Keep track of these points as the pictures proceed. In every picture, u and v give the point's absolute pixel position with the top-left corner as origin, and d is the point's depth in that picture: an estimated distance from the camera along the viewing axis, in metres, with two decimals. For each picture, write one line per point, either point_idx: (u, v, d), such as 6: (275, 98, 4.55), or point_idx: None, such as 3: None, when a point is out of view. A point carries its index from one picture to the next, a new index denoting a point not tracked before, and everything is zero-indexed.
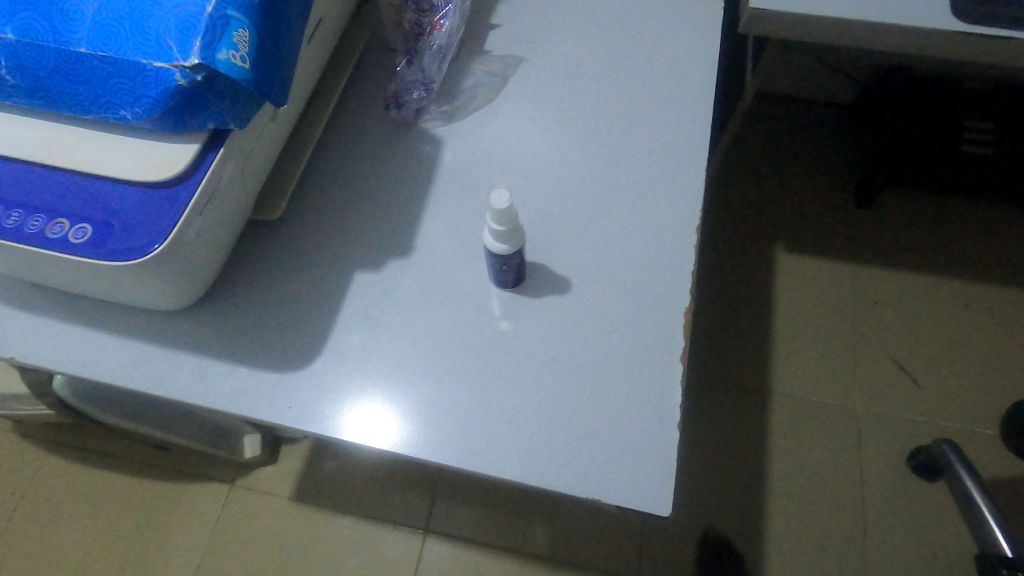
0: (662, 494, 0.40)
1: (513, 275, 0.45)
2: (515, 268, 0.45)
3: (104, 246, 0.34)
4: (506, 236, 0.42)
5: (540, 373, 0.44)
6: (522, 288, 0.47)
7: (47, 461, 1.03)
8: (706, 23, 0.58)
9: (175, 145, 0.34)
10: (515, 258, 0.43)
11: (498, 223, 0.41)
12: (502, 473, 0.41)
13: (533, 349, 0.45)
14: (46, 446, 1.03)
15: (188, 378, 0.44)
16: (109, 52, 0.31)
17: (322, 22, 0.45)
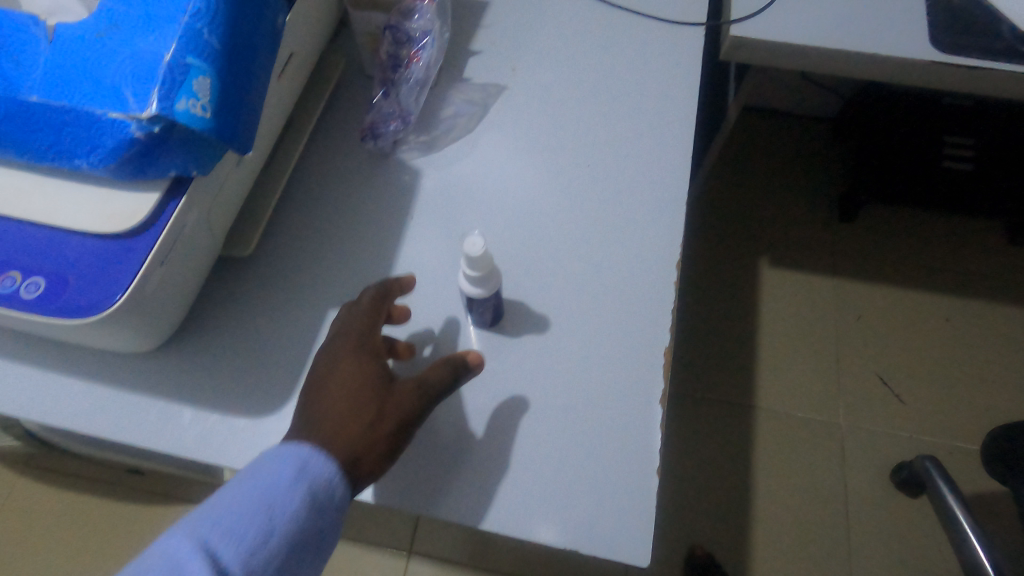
0: (641, 543, 0.39)
1: (491, 315, 0.44)
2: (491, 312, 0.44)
3: (57, 302, 0.32)
4: (481, 282, 0.41)
5: (516, 418, 0.43)
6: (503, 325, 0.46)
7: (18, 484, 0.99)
8: (686, 55, 0.58)
9: (134, 193, 0.33)
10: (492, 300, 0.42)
11: (474, 268, 0.40)
12: (478, 521, 0.40)
13: (508, 393, 0.44)
14: (20, 467, 1.01)
15: (155, 424, 0.43)
16: (63, 102, 0.30)
17: (294, 56, 0.44)
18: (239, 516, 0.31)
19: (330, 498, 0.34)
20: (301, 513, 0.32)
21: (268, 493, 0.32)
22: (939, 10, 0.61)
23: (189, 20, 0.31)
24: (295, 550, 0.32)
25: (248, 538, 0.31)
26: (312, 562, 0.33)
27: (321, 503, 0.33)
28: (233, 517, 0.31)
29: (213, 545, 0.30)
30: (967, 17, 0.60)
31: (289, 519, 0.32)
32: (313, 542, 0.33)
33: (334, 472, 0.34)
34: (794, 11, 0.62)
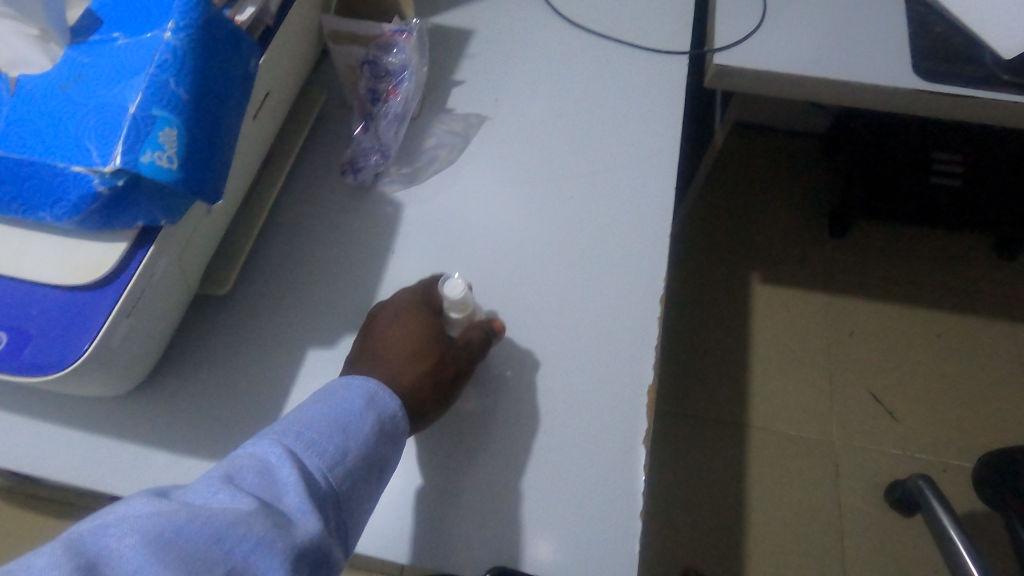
0: None
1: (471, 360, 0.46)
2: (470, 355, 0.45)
3: (21, 357, 0.31)
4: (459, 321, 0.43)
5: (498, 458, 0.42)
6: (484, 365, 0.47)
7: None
8: (669, 85, 0.58)
9: (101, 244, 0.32)
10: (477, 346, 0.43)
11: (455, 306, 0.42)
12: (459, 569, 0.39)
13: (488, 433, 0.43)
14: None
15: (126, 469, 0.41)
16: (24, 155, 0.29)
17: (270, 94, 0.44)
18: (323, 430, 0.33)
19: (396, 428, 0.36)
20: (373, 436, 0.34)
21: (345, 416, 0.34)
22: (921, 39, 0.61)
23: (154, 71, 0.30)
24: (367, 470, 0.33)
25: (329, 451, 0.32)
26: (378, 486, 0.34)
27: (387, 432, 0.35)
28: (315, 429, 0.32)
29: (296, 454, 0.31)
30: (949, 46, 0.61)
31: (364, 439, 0.34)
32: (381, 469, 0.34)
33: (399, 405, 0.36)
34: (776, 39, 0.62)
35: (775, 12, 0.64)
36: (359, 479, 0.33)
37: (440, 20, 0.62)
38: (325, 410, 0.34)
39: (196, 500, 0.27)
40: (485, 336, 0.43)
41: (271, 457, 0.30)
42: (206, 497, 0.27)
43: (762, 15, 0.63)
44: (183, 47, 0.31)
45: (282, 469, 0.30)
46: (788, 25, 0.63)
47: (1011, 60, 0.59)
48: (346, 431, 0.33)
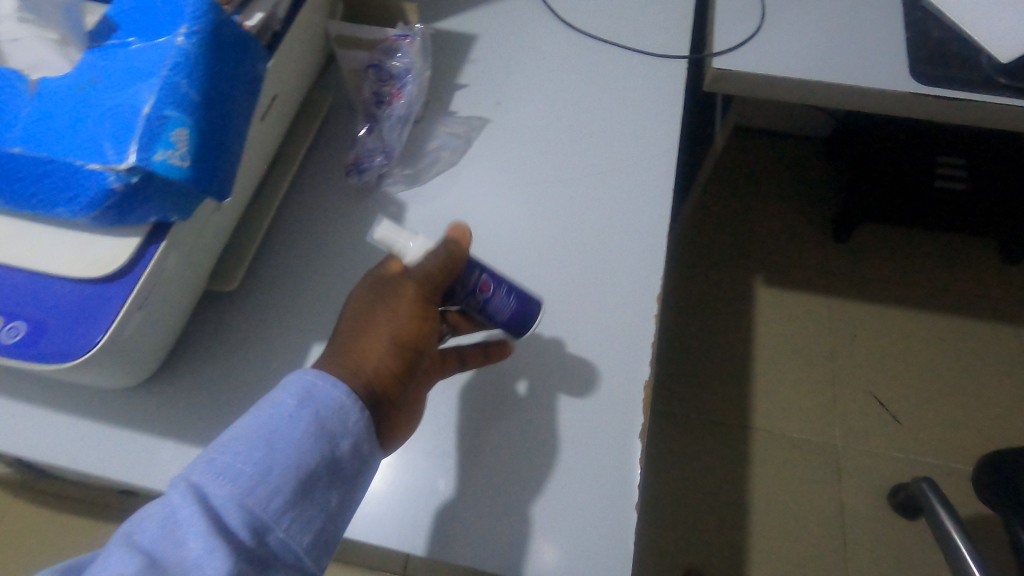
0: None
1: (504, 321, 0.41)
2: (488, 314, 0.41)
3: (37, 346, 0.33)
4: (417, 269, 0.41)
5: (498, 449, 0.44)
6: (535, 308, 0.42)
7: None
8: (668, 89, 0.59)
9: (114, 239, 0.34)
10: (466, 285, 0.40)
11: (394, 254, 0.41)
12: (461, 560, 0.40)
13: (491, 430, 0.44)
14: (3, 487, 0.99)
15: (137, 458, 0.43)
16: (43, 153, 0.31)
17: (277, 97, 0.45)
18: (242, 452, 0.30)
19: (343, 420, 0.33)
20: (305, 444, 0.32)
21: (271, 428, 0.31)
22: (918, 43, 0.62)
23: (167, 74, 0.32)
24: (305, 482, 0.31)
25: (250, 475, 0.30)
26: (325, 490, 0.32)
27: (330, 431, 0.33)
28: (233, 453, 0.30)
29: (215, 483, 0.29)
30: (946, 50, 0.61)
31: (294, 449, 0.31)
32: (327, 473, 0.32)
33: (338, 396, 0.33)
34: (775, 43, 0.63)
35: (774, 17, 0.65)
36: (298, 492, 0.31)
37: (444, 25, 0.64)
38: (251, 425, 0.32)
39: (102, 566, 0.26)
40: (449, 249, 0.39)
41: (176, 502, 0.28)
42: (112, 561, 0.26)
43: (761, 20, 0.64)
44: (194, 51, 0.33)
45: (189, 510, 0.28)
46: (787, 29, 0.64)
47: (1007, 65, 0.59)
48: (269, 449, 0.31)
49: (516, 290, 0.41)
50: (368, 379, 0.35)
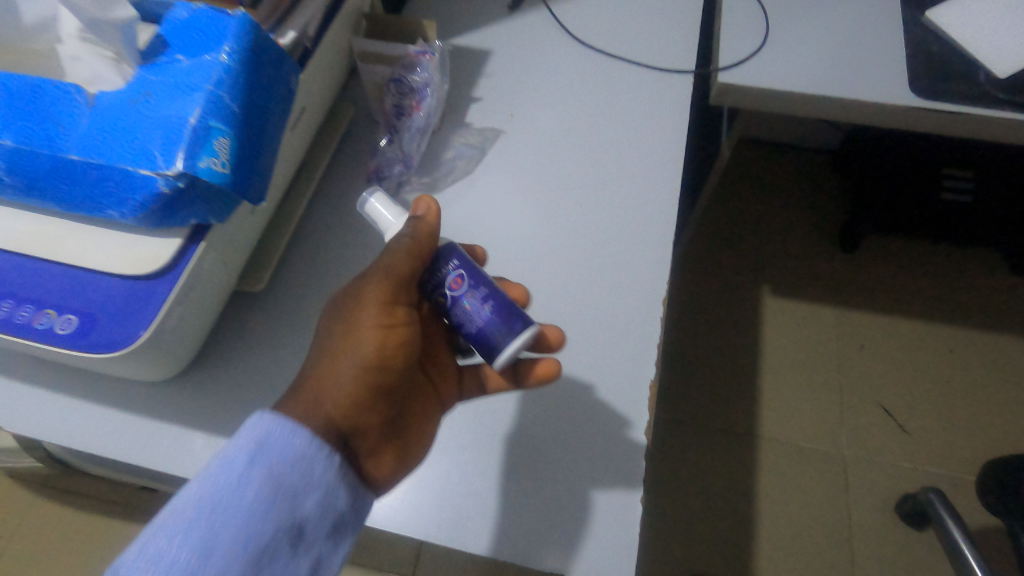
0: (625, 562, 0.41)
1: (471, 332, 0.39)
2: (462, 317, 0.39)
3: (87, 338, 0.36)
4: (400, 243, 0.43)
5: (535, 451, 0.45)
6: (515, 332, 0.38)
7: (25, 501, 1.00)
8: (674, 103, 0.61)
9: (159, 239, 0.37)
10: (445, 276, 0.40)
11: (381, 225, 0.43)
12: (504, 556, 0.42)
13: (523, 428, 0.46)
14: (24, 483, 1.01)
15: (170, 448, 0.45)
16: (98, 160, 0.33)
17: (306, 110, 0.48)
18: (183, 531, 0.30)
19: (298, 469, 0.33)
20: (258, 507, 0.32)
21: (223, 491, 0.32)
22: (918, 58, 0.64)
23: (212, 88, 0.35)
24: (259, 547, 0.31)
25: (201, 544, 0.30)
26: (287, 546, 0.32)
27: (287, 488, 0.33)
28: (182, 524, 0.31)
29: (167, 554, 0.30)
30: (945, 65, 0.63)
31: (247, 513, 0.32)
32: (282, 534, 0.32)
33: (293, 451, 0.33)
34: (778, 58, 0.65)
35: (779, 32, 0.67)
36: (252, 560, 0.31)
37: (459, 41, 0.67)
38: (204, 488, 0.32)
39: None
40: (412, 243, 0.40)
41: None
42: None
43: (766, 36, 0.67)
44: (236, 68, 0.36)
45: None
46: (790, 45, 0.66)
47: (1005, 80, 0.61)
48: (214, 522, 0.31)
49: (498, 303, 0.39)
50: (330, 410, 0.36)
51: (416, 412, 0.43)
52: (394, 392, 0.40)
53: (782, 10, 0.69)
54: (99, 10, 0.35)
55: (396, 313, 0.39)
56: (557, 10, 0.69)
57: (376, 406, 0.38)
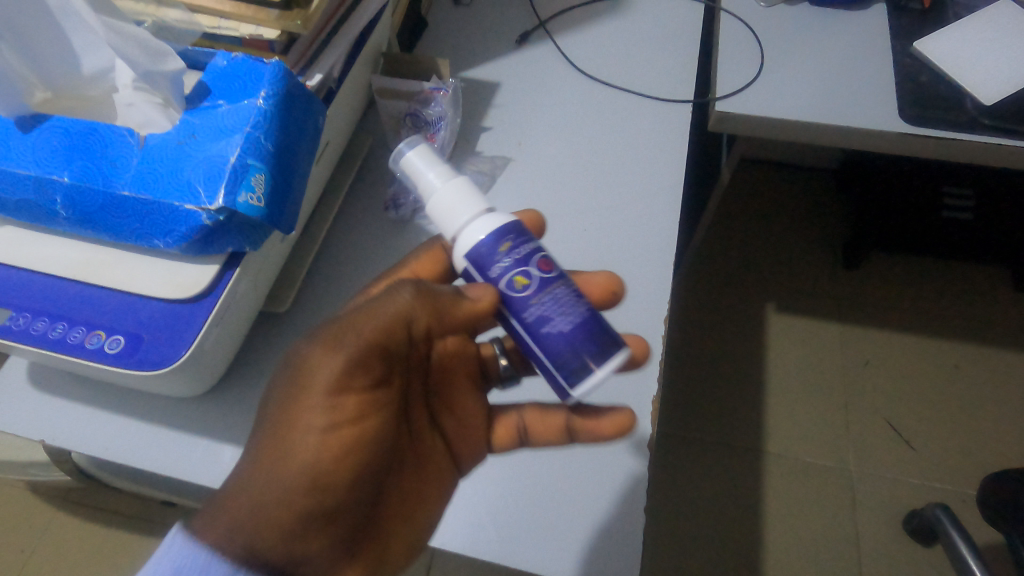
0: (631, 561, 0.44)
1: (548, 339, 0.33)
2: (538, 317, 0.34)
3: (134, 356, 0.39)
4: (446, 203, 0.37)
5: (558, 460, 0.48)
6: (602, 359, 0.34)
7: (48, 515, 1.03)
8: (673, 132, 0.65)
9: (198, 266, 0.40)
10: (526, 263, 0.34)
11: (426, 176, 0.38)
12: (526, 564, 0.44)
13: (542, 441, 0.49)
14: (48, 498, 1.04)
15: (202, 460, 0.48)
16: (147, 195, 0.37)
17: (329, 144, 0.52)
18: None
19: None
20: None
21: None
22: (907, 86, 0.66)
23: (249, 130, 0.38)
24: None
25: None
26: None
27: None
28: None
29: None
30: (934, 93, 0.65)
31: None
32: None
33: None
34: (776, 87, 0.67)
35: (773, 60, 0.69)
36: None
37: (469, 74, 0.71)
38: None
39: None
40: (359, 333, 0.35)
41: None
42: None
43: (761, 63, 0.69)
44: (271, 111, 0.40)
45: None
46: (785, 72, 0.68)
47: (992, 107, 0.63)
48: None
49: (588, 319, 0.34)
50: (253, 542, 0.34)
51: (411, 492, 0.42)
52: (351, 499, 0.37)
53: (776, 38, 0.71)
54: (153, 63, 0.39)
55: (335, 415, 0.35)
56: (562, 43, 0.73)
57: (316, 521, 0.36)
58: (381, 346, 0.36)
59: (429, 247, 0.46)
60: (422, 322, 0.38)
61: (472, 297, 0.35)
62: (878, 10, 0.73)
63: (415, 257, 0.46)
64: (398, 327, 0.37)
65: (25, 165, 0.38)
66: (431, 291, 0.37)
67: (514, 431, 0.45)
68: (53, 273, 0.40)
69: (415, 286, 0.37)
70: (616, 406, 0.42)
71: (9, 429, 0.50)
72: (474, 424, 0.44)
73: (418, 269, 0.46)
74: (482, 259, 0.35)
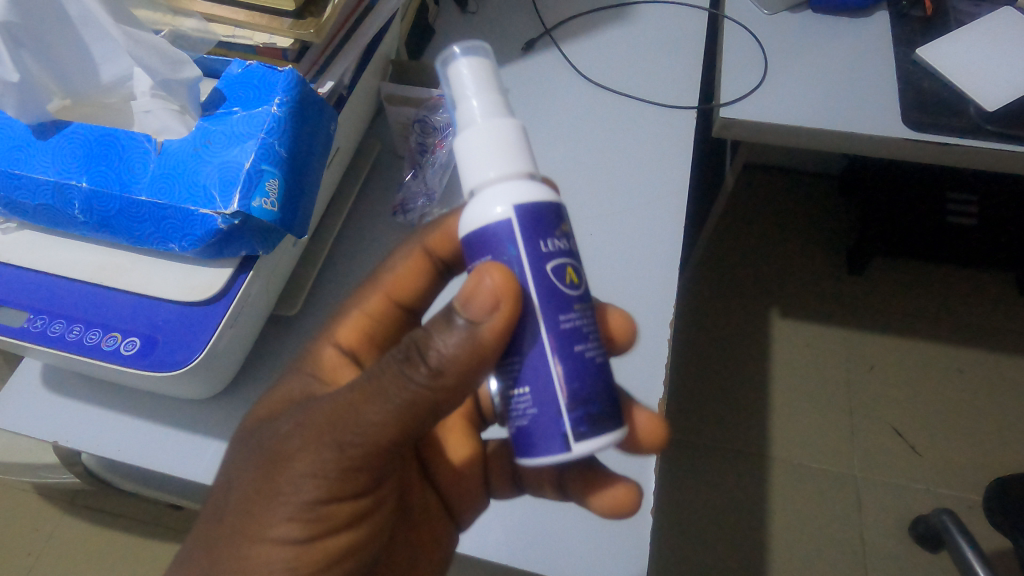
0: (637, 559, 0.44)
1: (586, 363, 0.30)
2: (571, 332, 0.30)
3: (150, 357, 0.40)
4: (502, 137, 0.32)
5: None
6: (600, 427, 0.30)
7: (54, 519, 1.03)
8: (677, 138, 0.65)
9: (213, 269, 0.41)
10: (575, 259, 0.32)
11: (484, 103, 0.33)
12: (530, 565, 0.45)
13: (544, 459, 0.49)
14: (56, 501, 1.05)
15: (212, 461, 0.49)
16: (164, 200, 0.38)
17: (339, 150, 0.53)
18: None
19: None
20: None
21: None
22: (909, 93, 0.66)
23: (264, 136, 0.39)
24: None
25: None
26: None
27: None
28: None
29: None
30: (936, 99, 0.66)
31: None
32: None
33: None
34: (779, 92, 0.68)
35: (777, 67, 0.70)
36: None
37: None
38: None
39: None
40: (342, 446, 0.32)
41: None
42: None
43: (765, 71, 0.70)
44: (285, 118, 0.40)
45: None
46: (789, 79, 0.69)
47: (993, 113, 0.63)
48: None
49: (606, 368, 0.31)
50: None
51: (404, 560, 0.43)
52: None
53: (779, 45, 0.72)
54: (171, 72, 0.41)
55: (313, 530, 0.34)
56: (567, 51, 0.74)
57: None
58: (368, 453, 0.32)
59: (409, 253, 0.45)
60: (428, 412, 0.32)
61: (489, 316, 0.30)
62: (880, 17, 0.74)
63: (394, 267, 0.45)
64: (398, 425, 0.32)
65: (45, 171, 0.38)
66: (443, 369, 0.31)
67: (507, 471, 0.46)
68: (70, 275, 0.41)
69: (425, 364, 0.31)
70: (619, 478, 0.41)
71: (23, 431, 0.50)
72: (466, 484, 0.46)
73: (395, 282, 0.45)
74: (537, 223, 0.30)
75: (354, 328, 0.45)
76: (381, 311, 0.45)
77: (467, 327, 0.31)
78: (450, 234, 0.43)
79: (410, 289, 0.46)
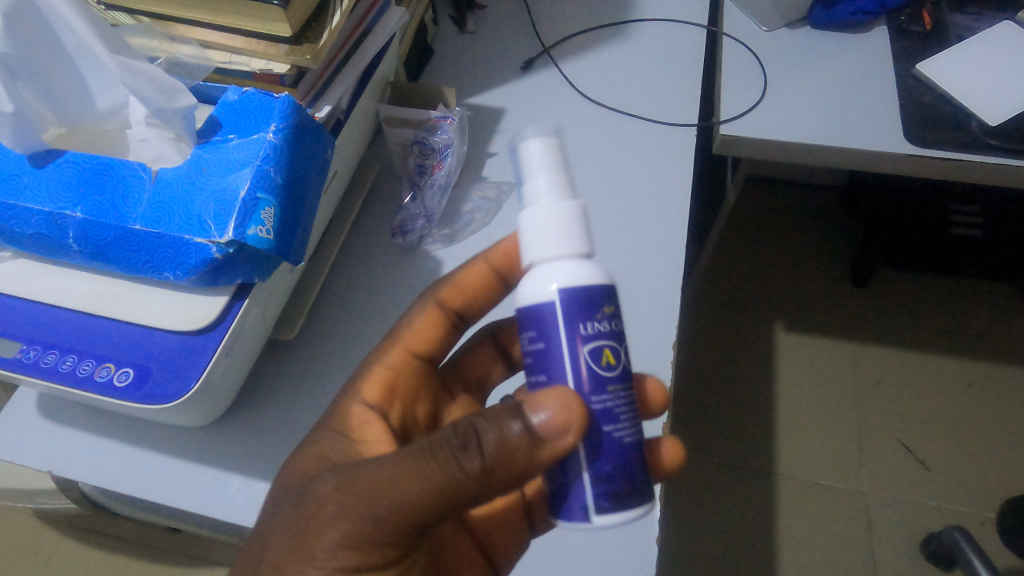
0: None
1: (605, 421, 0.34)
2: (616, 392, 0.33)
3: (142, 389, 0.39)
4: (571, 223, 0.33)
5: None
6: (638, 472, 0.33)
7: (53, 542, 1.02)
8: (676, 157, 0.65)
9: (209, 297, 0.41)
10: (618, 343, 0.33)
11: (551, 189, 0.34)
12: None
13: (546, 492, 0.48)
14: (55, 525, 1.04)
15: (208, 490, 0.48)
16: (158, 229, 0.37)
17: (336, 174, 0.53)
18: None
19: None
20: None
21: None
22: (911, 109, 0.66)
23: (260, 163, 0.39)
24: None
25: None
26: None
27: None
28: None
29: None
30: (937, 114, 0.65)
31: None
32: None
33: None
34: (778, 109, 0.68)
35: (776, 84, 0.69)
36: None
37: (475, 101, 0.72)
38: None
39: None
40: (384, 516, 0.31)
41: None
42: None
43: (764, 88, 0.69)
44: (281, 144, 0.40)
45: None
46: (788, 94, 0.69)
47: (997, 127, 0.63)
48: None
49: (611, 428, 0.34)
50: None
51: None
52: None
53: (778, 62, 0.71)
54: (167, 101, 0.41)
55: None
56: (566, 69, 0.74)
57: None
58: (404, 528, 0.31)
59: (424, 308, 0.45)
60: (475, 496, 0.31)
61: (561, 438, 0.30)
62: (879, 32, 0.73)
63: (411, 320, 0.45)
64: (436, 506, 0.31)
65: (39, 201, 0.38)
66: (494, 466, 0.31)
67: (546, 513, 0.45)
68: (63, 305, 0.41)
69: (481, 452, 0.31)
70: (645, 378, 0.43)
71: (18, 462, 0.50)
72: (511, 524, 0.45)
73: (414, 335, 0.45)
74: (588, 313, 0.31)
75: (378, 382, 0.43)
76: (402, 363, 0.45)
77: (531, 430, 0.30)
78: (463, 283, 0.45)
79: (428, 341, 0.46)
